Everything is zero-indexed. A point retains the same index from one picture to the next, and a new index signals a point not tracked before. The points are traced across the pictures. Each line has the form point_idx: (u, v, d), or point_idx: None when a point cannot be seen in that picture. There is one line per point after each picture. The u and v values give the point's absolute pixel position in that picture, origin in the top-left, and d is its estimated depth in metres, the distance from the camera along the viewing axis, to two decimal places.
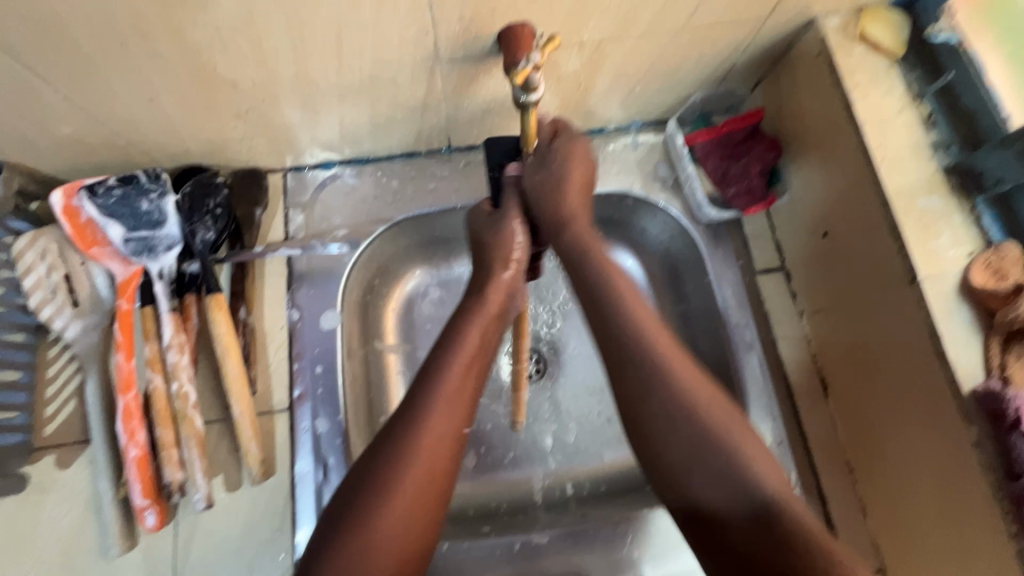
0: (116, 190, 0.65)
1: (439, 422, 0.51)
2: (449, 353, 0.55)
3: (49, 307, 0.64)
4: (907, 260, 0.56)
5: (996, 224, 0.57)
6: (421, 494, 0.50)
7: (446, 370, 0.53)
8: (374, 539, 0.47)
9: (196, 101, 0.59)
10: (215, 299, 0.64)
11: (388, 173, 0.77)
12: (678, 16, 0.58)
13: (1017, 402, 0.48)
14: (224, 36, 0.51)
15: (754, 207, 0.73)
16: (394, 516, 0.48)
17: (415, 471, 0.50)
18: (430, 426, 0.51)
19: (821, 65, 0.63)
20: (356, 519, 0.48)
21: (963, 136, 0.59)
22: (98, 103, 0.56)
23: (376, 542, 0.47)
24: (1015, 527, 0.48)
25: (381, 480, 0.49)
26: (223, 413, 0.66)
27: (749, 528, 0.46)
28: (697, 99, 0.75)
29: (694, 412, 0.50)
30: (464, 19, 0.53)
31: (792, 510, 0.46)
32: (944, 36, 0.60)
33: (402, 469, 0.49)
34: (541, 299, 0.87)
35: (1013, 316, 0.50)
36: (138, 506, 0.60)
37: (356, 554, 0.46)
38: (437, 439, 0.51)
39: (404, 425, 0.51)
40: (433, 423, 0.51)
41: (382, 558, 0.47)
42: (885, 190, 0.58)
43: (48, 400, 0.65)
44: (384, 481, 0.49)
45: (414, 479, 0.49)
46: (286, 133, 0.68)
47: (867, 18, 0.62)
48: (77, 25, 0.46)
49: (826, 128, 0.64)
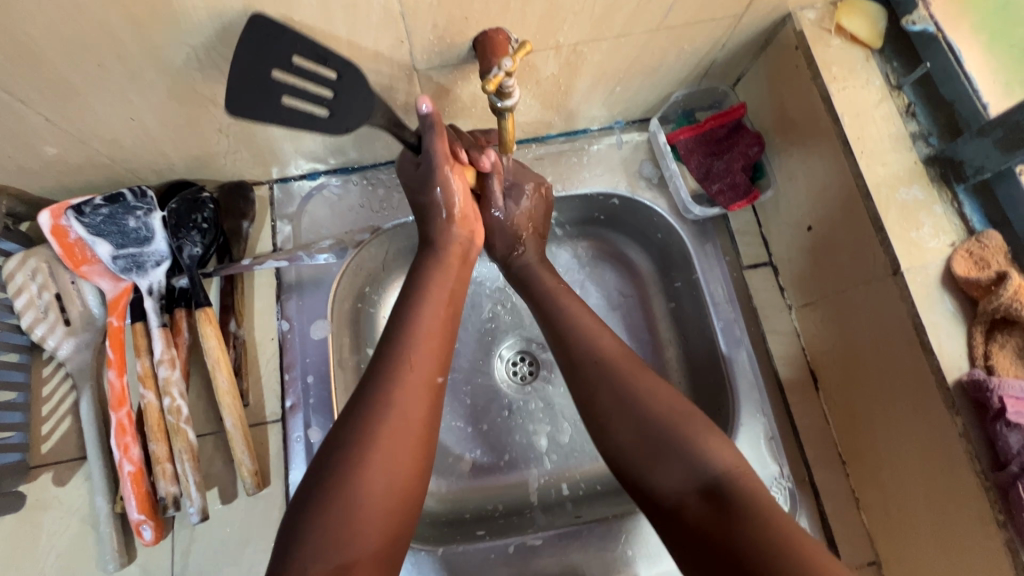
0: (103, 209, 0.65)
1: (411, 377, 0.54)
2: (417, 310, 0.59)
3: (41, 326, 0.65)
4: (889, 251, 0.56)
5: (978, 213, 0.57)
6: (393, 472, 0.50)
7: (416, 329, 0.57)
8: (359, 490, 0.48)
9: (178, 118, 0.59)
10: (204, 313, 0.65)
11: (374, 182, 0.78)
12: (652, 15, 0.58)
13: (1001, 391, 0.48)
14: (200, 53, 0.51)
15: (738, 203, 0.72)
16: (377, 468, 0.49)
17: (384, 447, 0.50)
18: (404, 378, 0.54)
19: (799, 59, 0.63)
20: (339, 470, 0.49)
21: (942, 126, 0.59)
22: (81, 124, 0.57)
23: (362, 489, 0.48)
24: (1003, 516, 0.48)
25: (352, 452, 0.49)
26: (216, 425, 0.66)
27: (704, 505, 0.50)
28: (679, 97, 0.75)
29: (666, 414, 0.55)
30: (439, 27, 0.54)
31: (746, 483, 0.50)
32: (919, 25, 0.60)
33: (371, 443, 0.50)
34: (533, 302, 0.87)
35: (996, 304, 0.51)
36: (133, 520, 0.60)
37: (336, 512, 0.47)
38: (413, 394, 0.53)
39: (368, 403, 0.52)
40: (399, 402, 0.52)
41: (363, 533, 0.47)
42: (865, 182, 0.58)
43: (44, 418, 0.66)
44: (353, 447, 0.50)
45: (385, 454, 0.50)
46: (269, 146, 0.68)
47: (844, 10, 0.62)
48: (53, 49, 0.47)
49: (806, 122, 0.64)
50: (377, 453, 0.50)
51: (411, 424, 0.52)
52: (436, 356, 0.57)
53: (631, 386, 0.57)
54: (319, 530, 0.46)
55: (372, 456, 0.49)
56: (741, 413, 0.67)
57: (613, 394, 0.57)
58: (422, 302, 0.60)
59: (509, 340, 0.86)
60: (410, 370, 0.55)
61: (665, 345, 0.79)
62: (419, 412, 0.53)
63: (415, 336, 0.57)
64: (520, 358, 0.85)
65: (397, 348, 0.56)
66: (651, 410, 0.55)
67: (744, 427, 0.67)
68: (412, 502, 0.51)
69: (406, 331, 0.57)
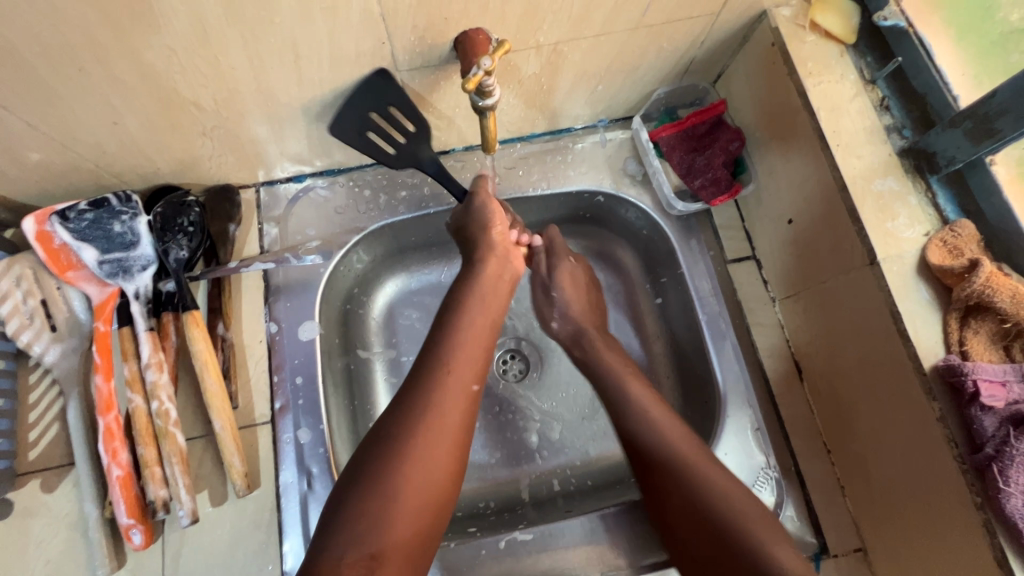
0: (88, 214, 0.65)
1: (450, 380, 0.57)
2: (458, 323, 0.61)
3: (27, 332, 0.65)
4: (866, 241, 0.57)
5: (952, 203, 0.58)
6: (431, 469, 0.53)
7: (455, 340, 0.60)
8: (396, 486, 0.50)
9: (161, 121, 0.59)
10: (191, 315, 0.65)
11: (360, 183, 0.78)
12: (631, 14, 0.59)
13: (974, 375, 0.49)
14: (182, 57, 0.51)
15: (720, 197, 0.73)
16: (413, 466, 0.52)
17: (424, 446, 0.53)
18: (444, 385, 0.56)
19: (776, 55, 0.64)
20: (381, 465, 0.51)
21: (916, 118, 0.61)
22: (63, 129, 0.57)
23: (401, 484, 0.51)
24: (980, 498, 0.49)
25: (393, 450, 0.52)
26: (206, 429, 0.66)
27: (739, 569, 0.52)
28: (660, 95, 0.76)
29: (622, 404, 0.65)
30: (418, 28, 0.54)
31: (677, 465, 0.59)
32: (890, 21, 0.61)
33: (411, 441, 0.53)
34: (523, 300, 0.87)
35: (969, 291, 0.52)
36: (123, 525, 0.60)
37: (374, 504, 0.50)
38: (452, 396, 0.56)
39: (408, 405, 0.55)
40: (439, 404, 0.55)
41: (398, 527, 0.50)
42: (842, 174, 0.59)
43: (31, 425, 0.65)
44: (394, 444, 0.52)
45: (423, 452, 0.53)
46: (254, 148, 0.69)
47: (818, 7, 0.63)
48: (33, 54, 0.47)
49: (784, 117, 0.66)
50: (415, 450, 0.52)
51: (449, 424, 0.55)
52: (473, 366, 0.59)
53: (670, 453, 0.59)
54: (358, 520, 0.49)
55: (411, 454, 0.52)
56: (728, 405, 0.68)
57: (654, 439, 0.61)
58: (466, 310, 0.63)
59: (500, 339, 0.86)
60: (450, 374, 0.57)
61: (652, 341, 0.80)
62: (457, 416, 0.56)
63: (455, 340, 0.60)
64: (511, 356, 0.86)
65: (437, 355, 0.58)
66: (695, 475, 0.57)
67: (730, 418, 0.68)
68: (446, 501, 0.53)
69: (448, 342, 0.60)
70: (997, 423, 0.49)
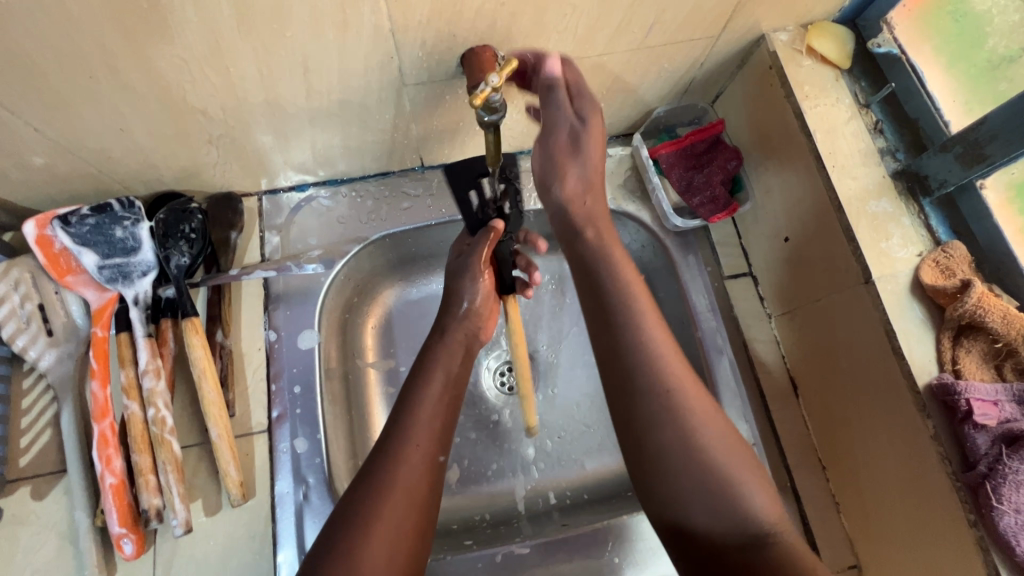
0: (89, 219, 0.65)
1: (414, 452, 0.54)
2: (422, 393, 0.59)
3: (22, 336, 0.64)
4: (861, 260, 0.58)
5: (943, 224, 0.59)
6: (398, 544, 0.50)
7: (416, 411, 0.57)
8: (359, 569, 0.47)
9: (168, 129, 0.60)
10: (190, 322, 0.65)
11: (363, 193, 0.79)
12: (634, 35, 0.60)
13: (968, 394, 0.50)
14: (193, 66, 0.52)
15: (719, 215, 0.74)
16: (378, 544, 0.49)
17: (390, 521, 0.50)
18: (404, 462, 0.53)
19: (773, 78, 0.66)
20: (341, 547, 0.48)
21: (909, 142, 0.62)
22: (70, 134, 0.57)
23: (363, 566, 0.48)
24: (974, 516, 0.50)
25: (358, 526, 0.49)
26: (202, 436, 0.66)
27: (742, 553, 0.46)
28: (660, 113, 0.77)
29: (676, 410, 0.51)
30: (427, 44, 0.55)
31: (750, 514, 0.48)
32: (885, 48, 0.64)
33: (376, 514, 0.50)
34: (521, 310, 0.88)
35: (962, 311, 0.53)
36: (115, 534, 0.59)
37: None
38: (417, 468, 0.54)
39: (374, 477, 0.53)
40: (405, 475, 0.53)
41: None
42: (838, 195, 0.60)
43: (23, 431, 0.65)
44: (361, 518, 0.50)
45: (388, 528, 0.50)
46: (259, 157, 0.69)
47: (814, 33, 0.65)
48: (46, 61, 0.48)
49: (781, 137, 0.67)
50: (381, 524, 0.50)
51: (416, 498, 0.52)
52: (434, 436, 0.56)
53: (699, 439, 0.50)
54: None
55: (377, 530, 0.49)
56: None
57: (673, 436, 0.50)
58: (427, 376, 0.60)
59: (496, 351, 0.87)
60: (415, 444, 0.55)
61: None
62: (420, 487, 0.53)
63: (422, 406, 0.58)
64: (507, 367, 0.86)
65: (398, 426, 0.56)
66: (715, 462, 0.49)
67: None
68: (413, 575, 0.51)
69: (411, 410, 0.57)
70: (989, 441, 0.49)
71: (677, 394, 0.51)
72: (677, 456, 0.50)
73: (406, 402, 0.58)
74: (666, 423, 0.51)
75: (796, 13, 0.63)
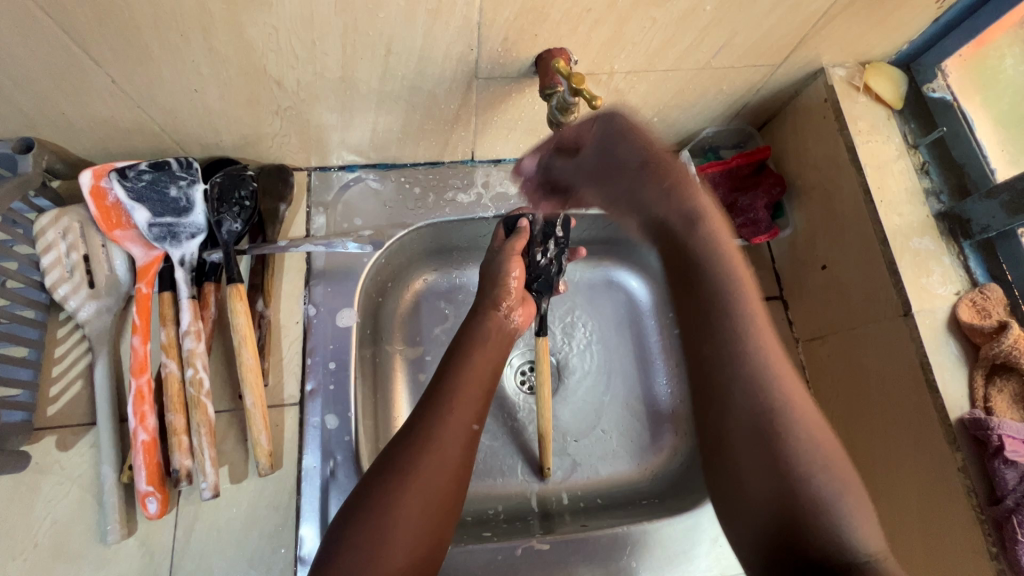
0: (146, 175, 0.65)
1: (452, 416, 0.57)
2: (460, 365, 0.62)
3: (65, 286, 0.64)
4: (902, 293, 0.60)
5: (982, 267, 0.62)
6: (432, 498, 0.52)
7: (460, 378, 0.60)
8: (394, 516, 0.50)
9: (240, 96, 0.60)
10: (235, 288, 0.65)
11: (411, 180, 0.80)
12: (702, 55, 0.62)
13: (1000, 431, 0.52)
14: (281, 36, 0.53)
15: (760, 237, 0.75)
16: (413, 494, 0.51)
17: (424, 476, 0.52)
18: (444, 421, 0.56)
19: (827, 110, 0.68)
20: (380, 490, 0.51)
21: (953, 185, 0.65)
22: (144, 90, 0.57)
23: (400, 508, 0.50)
24: (995, 548, 0.52)
25: (393, 478, 0.52)
26: (233, 403, 0.66)
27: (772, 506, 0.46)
28: (709, 133, 0.79)
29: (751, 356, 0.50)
30: (508, 40, 0.57)
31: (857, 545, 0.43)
32: (938, 93, 0.67)
33: (412, 468, 0.52)
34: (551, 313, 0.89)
35: (997, 351, 0.55)
36: (141, 491, 0.59)
37: (371, 531, 0.49)
38: (455, 429, 0.56)
39: (410, 434, 0.55)
40: (440, 435, 0.55)
41: (394, 555, 0.48)
42: (883, 229, 0.63)
43: (54, 380, 0.64)
44: (397, 472, 0.52)
45: (423, 483, 0.52)
46: (318, 134, 0.70)
47: (871, 72, 0.68)
48: (142, 15, 0.48)
49: (829, 168, 0.69)
50: (415, 479, 0.52)
51: (449, 457, 0.54)
52: (473, 405, 0.59)
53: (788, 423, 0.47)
54: (355, 547, 0.48)
55: (411, 483, 0.51)
56: None
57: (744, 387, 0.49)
58: (471, 352, 0.64)
59: (520, 350, 0.88)
60: (452, 409, 0.57)
61: None
62: (458, 442, 0.56)
63: (460, 376, 0.60)
64: (529, 367, 0.87)
65: (441, 391, 0.59)
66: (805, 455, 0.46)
67: None
68: (445, 529, 0.52)
69: (457, 377, 0.60)
70: (1018, 478, 0.51)
71: (757, 360, 0.50)
72: (758, 439, 0.47)
73: (446, 371, 0.61)
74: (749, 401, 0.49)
75: (856, 51, 0.66)
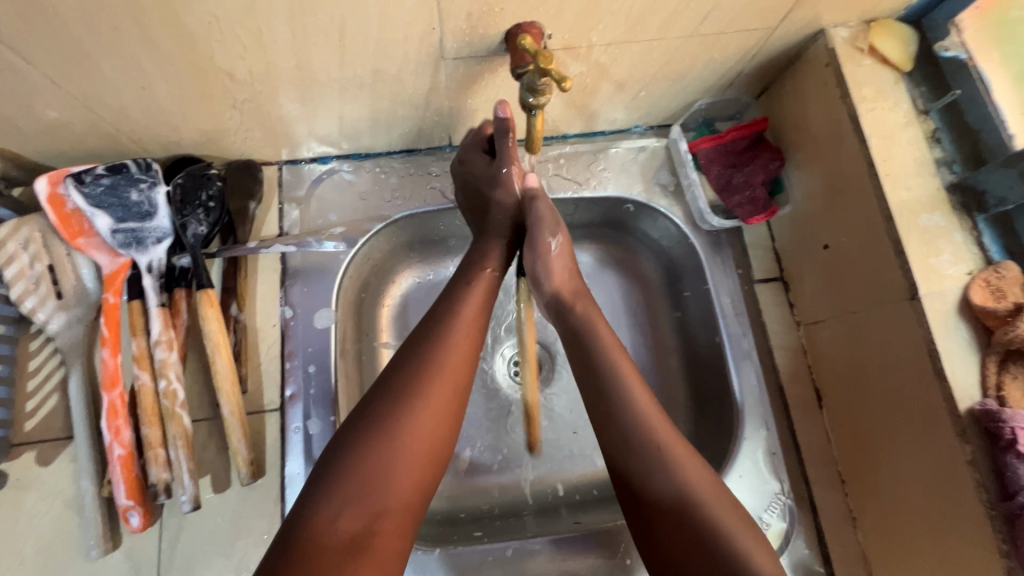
0: (104, 179, 0.62)
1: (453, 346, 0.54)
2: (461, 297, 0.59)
3: (31, 298, 0.62)
4: (908, 276, 0.56)
5: (997, 243, 0.57)
6: (432, 430, 0.49)
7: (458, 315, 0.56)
8: (395, 444, 0.47)
9: (191, 91, 0.57)
10: (205, 294, 0.62)
11: (387, 170, 0.76)
12: (688, 21, 0.57)
13: (1014, 423, 0.48)
14: (223, 25, 0.49)
15: (757, 216, 0.72)
16: (416, 423, 0.48)
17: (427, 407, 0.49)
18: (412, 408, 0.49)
19: (829, 76, 0.62)
20: (372, 433, 0.47)
21: (967, 154, 0.60)
22: (88, 89, 0.54)
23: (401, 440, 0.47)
24: (1007, 546, 0.49)
25: (394, 406, 0.49)
26: (212, 412, 0.64)
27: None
28: (702, 105, 0.74)
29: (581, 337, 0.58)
30: (472, 17, 0.52)
31: None
32: (952, 51, 0.59)
33: (414, 399, 0.49)
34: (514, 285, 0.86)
35: (1011, 337, 0.51)
36: (121, 506, 0.58)
37: (374, 459, 0.46)
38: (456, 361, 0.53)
39: (411, 365, 0.52)
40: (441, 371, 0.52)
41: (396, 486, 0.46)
42: (889, 205, 0.58)
43: (29, 394, 0.63)
44: (400, 400, 0.49)
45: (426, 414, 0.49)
46: (283, 126, 0.66)
47: (877, 31, 0.62)
48: (68, 8, 0.44)
49: (830, 139, 0.64)
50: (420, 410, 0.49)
51: (451, 389, 0.52)
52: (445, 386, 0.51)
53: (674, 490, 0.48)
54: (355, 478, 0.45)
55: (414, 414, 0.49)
56: (745, 427, 0.67)
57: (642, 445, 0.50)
58: (439, 324, 0.56)
59: (511, 340, 0.85)
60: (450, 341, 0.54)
61: (668, 354, 0.79)
62: (455, 386, 0.52)
63: (456, 310, 0.57)
64: None
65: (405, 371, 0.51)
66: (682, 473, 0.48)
67: (746, 442, 0.66)
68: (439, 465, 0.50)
69: (437, 352, 0.53)
70: None
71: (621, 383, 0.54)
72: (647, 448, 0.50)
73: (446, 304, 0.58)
74: (661, 471, 0.49)
75: (860, 9, 0.59)
